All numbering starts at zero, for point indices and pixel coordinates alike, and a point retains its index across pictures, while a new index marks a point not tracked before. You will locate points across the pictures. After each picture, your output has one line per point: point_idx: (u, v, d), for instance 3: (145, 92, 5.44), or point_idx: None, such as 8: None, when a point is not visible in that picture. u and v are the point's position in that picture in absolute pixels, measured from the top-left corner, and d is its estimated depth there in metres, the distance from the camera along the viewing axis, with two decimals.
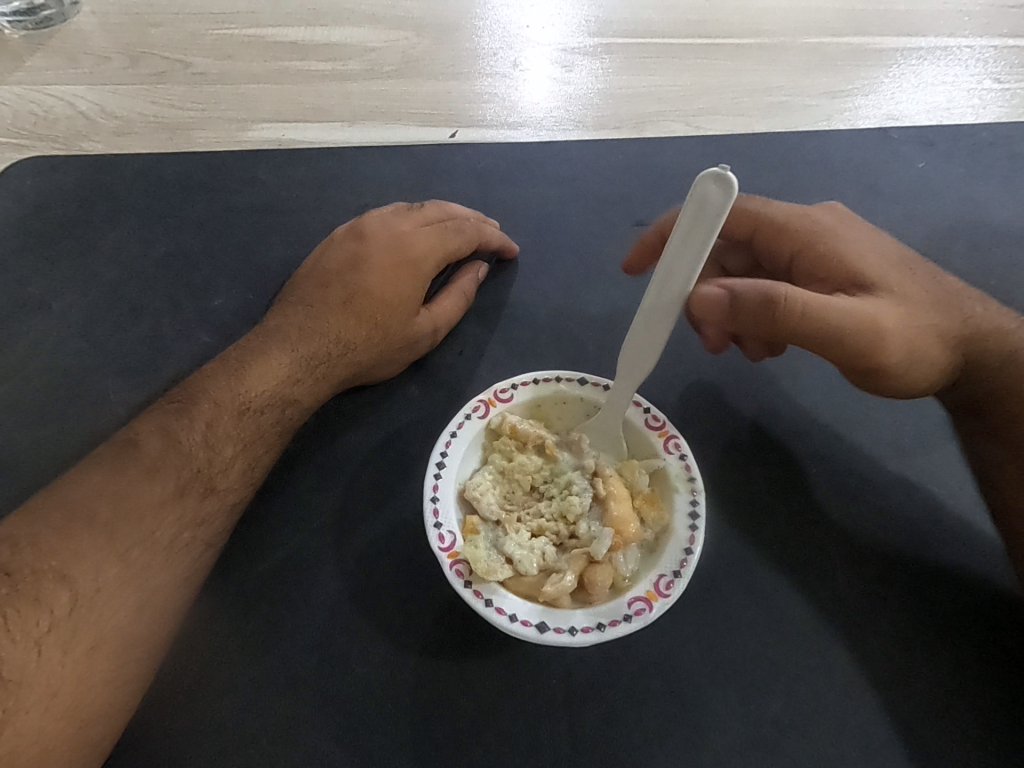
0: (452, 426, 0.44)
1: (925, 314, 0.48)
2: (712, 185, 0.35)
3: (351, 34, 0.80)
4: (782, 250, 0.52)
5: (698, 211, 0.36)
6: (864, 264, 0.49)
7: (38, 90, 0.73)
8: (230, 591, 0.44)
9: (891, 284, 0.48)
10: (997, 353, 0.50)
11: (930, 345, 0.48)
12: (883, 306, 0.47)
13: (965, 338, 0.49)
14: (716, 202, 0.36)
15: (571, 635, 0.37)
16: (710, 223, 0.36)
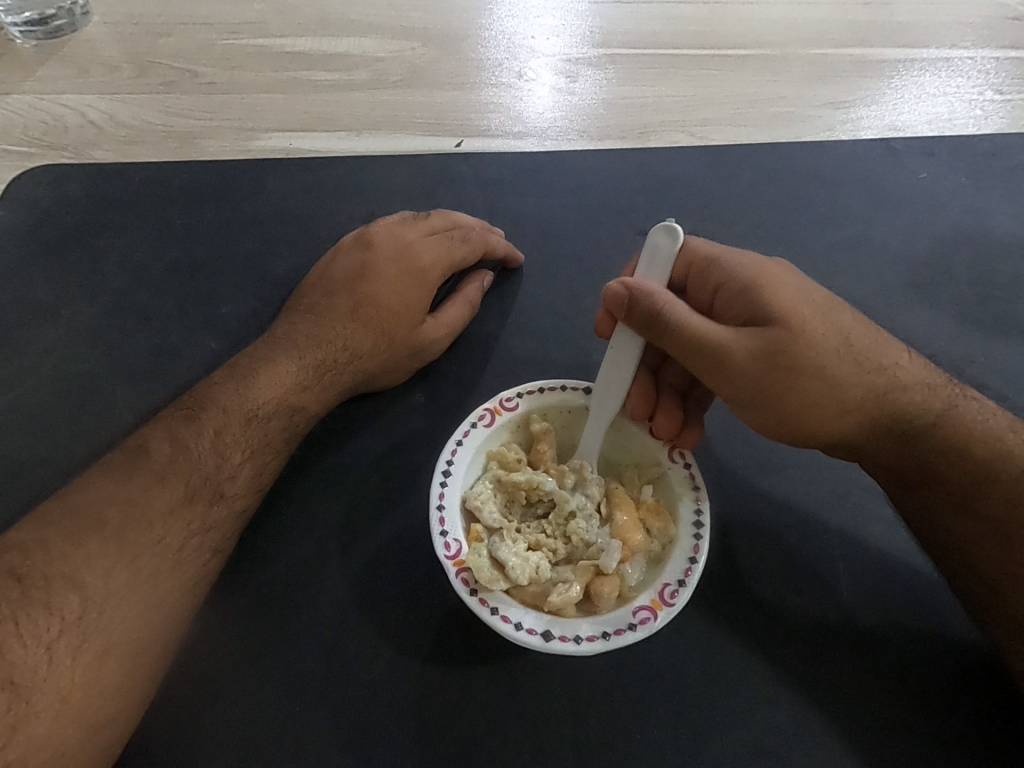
0: (458, 435, 0.45)
1: (831, 362, 0.44)
2: (662, 236, 0.45)
3: (357, 44, 0.81)
4: (705, 283, 0.47)
5: (652, 256, 0.46)
6: (782, 296, 0.44)
7: (48, 100, 0.74)
8: (239, 596, 0.45)
9: (807, 324, 0.44)
10: (930, 410, 0.45)
11: (836, 394, 0.44)
12: (782, 344, 0.43)
13: (886, 393, 0.45)
14: (665, 247, 0.45)
15: (576, 643, 0.37)
16: (663, 265, 0.46)
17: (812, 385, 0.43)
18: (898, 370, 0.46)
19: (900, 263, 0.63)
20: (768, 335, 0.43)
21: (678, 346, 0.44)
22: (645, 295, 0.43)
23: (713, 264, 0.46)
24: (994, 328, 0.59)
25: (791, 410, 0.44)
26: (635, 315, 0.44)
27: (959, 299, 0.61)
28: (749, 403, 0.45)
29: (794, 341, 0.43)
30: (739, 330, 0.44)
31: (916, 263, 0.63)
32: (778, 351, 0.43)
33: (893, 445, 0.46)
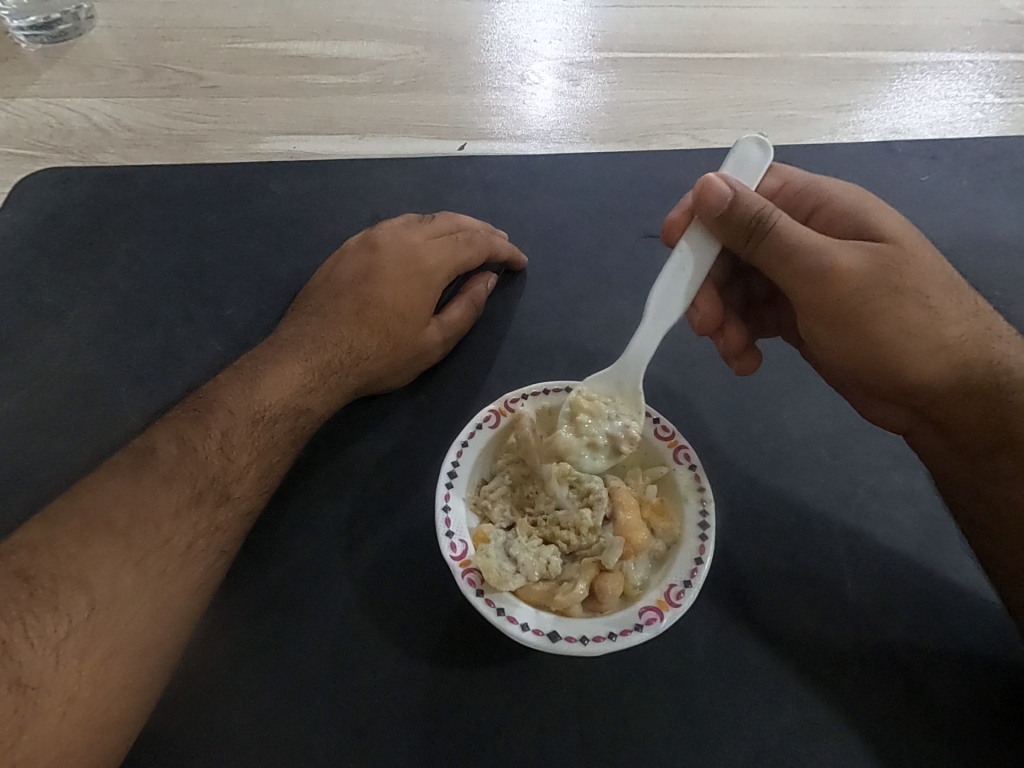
0: (463, 436, 0.45)
1: (937, 292, 0.45)
2: (754, 148, 0.48)
3: (361, 48, 0.81)
4: (803, 203, 0.50)
5: (740, 166, 0.48)
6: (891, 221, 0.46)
7: (53, 104, 0.75)
8: (245, 598, 0.45)
9: (914, 253, 0.46)
10: (1014, 364, 0.46)
11: (934, 328, 0.45)
12: (894, 262, 0.44)
13: (980, 337, 0.46)
14: (754, 160, 0.48)
15: (582, 644, 0.38)
16: (751, 173, 0.48)
17: (917, 308, 0.44)
18: (990, 320, 0.48)
19: None
20: (875, 252, 0.45)
21: (775, 252, 0.45)
22: (750, 195, 0.44)
23: (811, 188, 0.49)
24: None
25: (886, 335, 0.45)
26: (736, 212, 0.44)
27: None
28: (842, 325, 0.45)
29: (901, 259, 0.45)
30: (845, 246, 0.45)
31: None
32: (886, 269, 0.44)
33: (980, 392, 0.46)
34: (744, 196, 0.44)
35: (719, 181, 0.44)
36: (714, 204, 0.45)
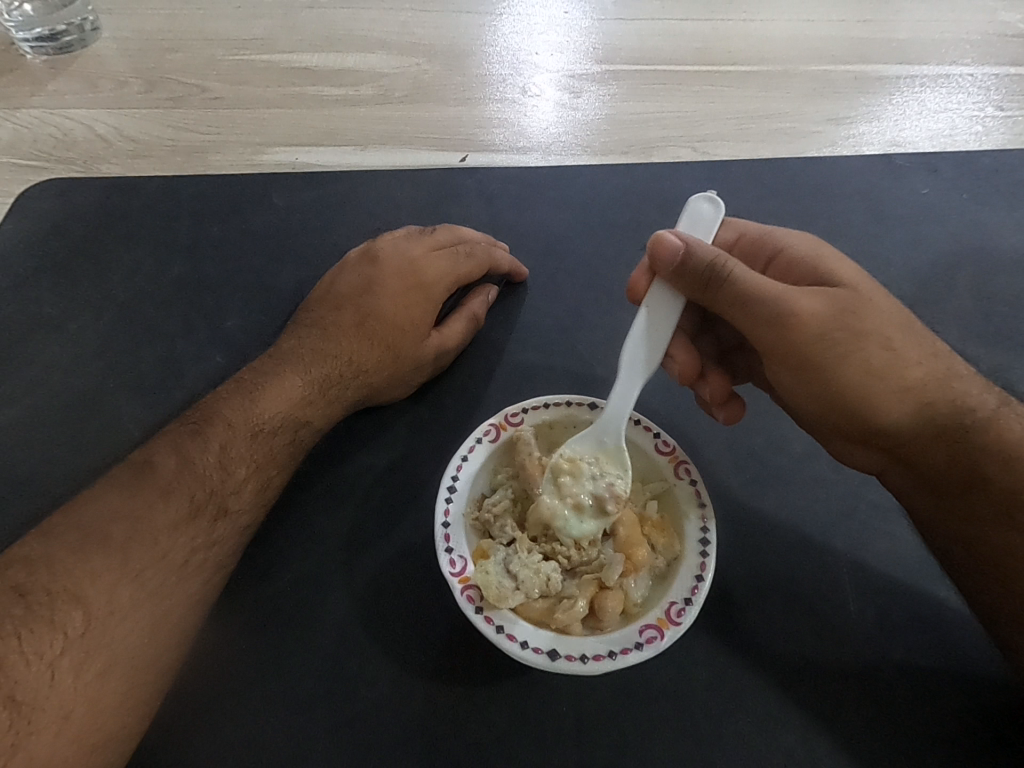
0: (463, 450, 0.45)
1: (895, 334, 0.45)
2: (704, 203, 0.48)
3: (363, 60, 0.82)
4: (760, 252, 0.50)
5: (693, 220, 0.48)
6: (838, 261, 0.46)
7: (57, 115, 0.75)
8: (243, 612, 0.44)
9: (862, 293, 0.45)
10: (985, 410, 0.45)
11: (895, 370, 0.45)
12: (851, 304, 0.44)
13: (944, 381, 0.46)
14: (706, 214, 0.48)
15: (582, 663, 0.37)
16: (704, 228, 0.48)
17: (876, 353, 0.44)
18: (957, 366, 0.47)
19: (902, 279, 0.63)
20: (835, 295, 0.44)
21: (735, 301, 0.44)
22: (704, 250, 0.44)
23: (766, 235, 0.49)
24: (1000, 344, 0.59)
25: (848, 378, 0.44)
26: (690, 269, 0.44)
27: (963, 315, 0.61)
28: (802, 369, 0.44)
29: (859, 302, 0.44)
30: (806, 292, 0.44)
31: (920, 278, 0.64)
32: (842, 313, 0.44)
33: (951, 438, 0.45)
34: (698, 252, 0.44)
35: (672, 237, 0.44)
36: (669, 261, 0.44)
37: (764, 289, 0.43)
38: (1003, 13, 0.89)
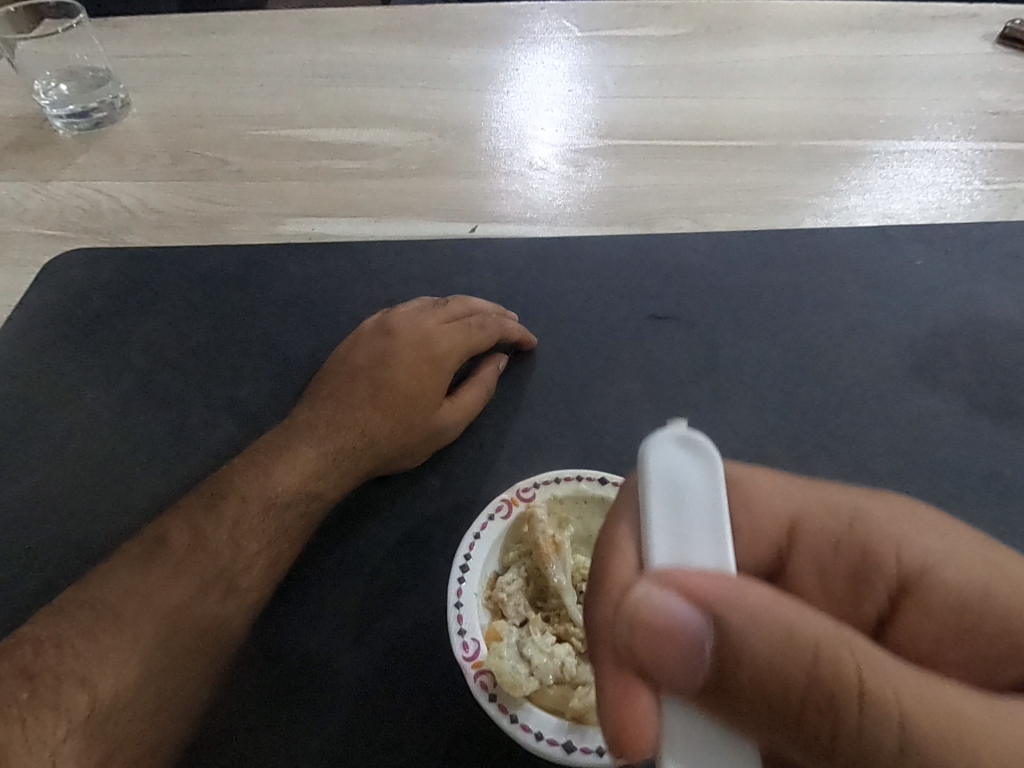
0: (476, 528, 0.45)
1: None
2: (673, 450, 0.33)
3: (378, 135, 0.86)
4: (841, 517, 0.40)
5: (671, 490, 0.32)
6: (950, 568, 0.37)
7: (86, 187, 0.79)
8: (245, 695, 0.43)
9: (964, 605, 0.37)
10: None
11: None
12: None
13: None
14: (689, 479, 0.33)
15: (598, 756, 0.38)
16: (691, 509, 0.32)
17: None
18: None
19: (901, 348, 0.65)
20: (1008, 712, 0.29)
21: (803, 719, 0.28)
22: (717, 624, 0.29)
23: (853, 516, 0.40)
24: (1000, 413, 0.61)
25: None
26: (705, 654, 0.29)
27: (963, 385, 0.62)
28: None
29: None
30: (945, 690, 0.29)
31: (918, 348, 0.65)
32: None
33: None
34: (724, 596, 0.29)
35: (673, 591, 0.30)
36: (682, 646, 0.30)
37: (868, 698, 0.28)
38: (983, 91, 0.94)
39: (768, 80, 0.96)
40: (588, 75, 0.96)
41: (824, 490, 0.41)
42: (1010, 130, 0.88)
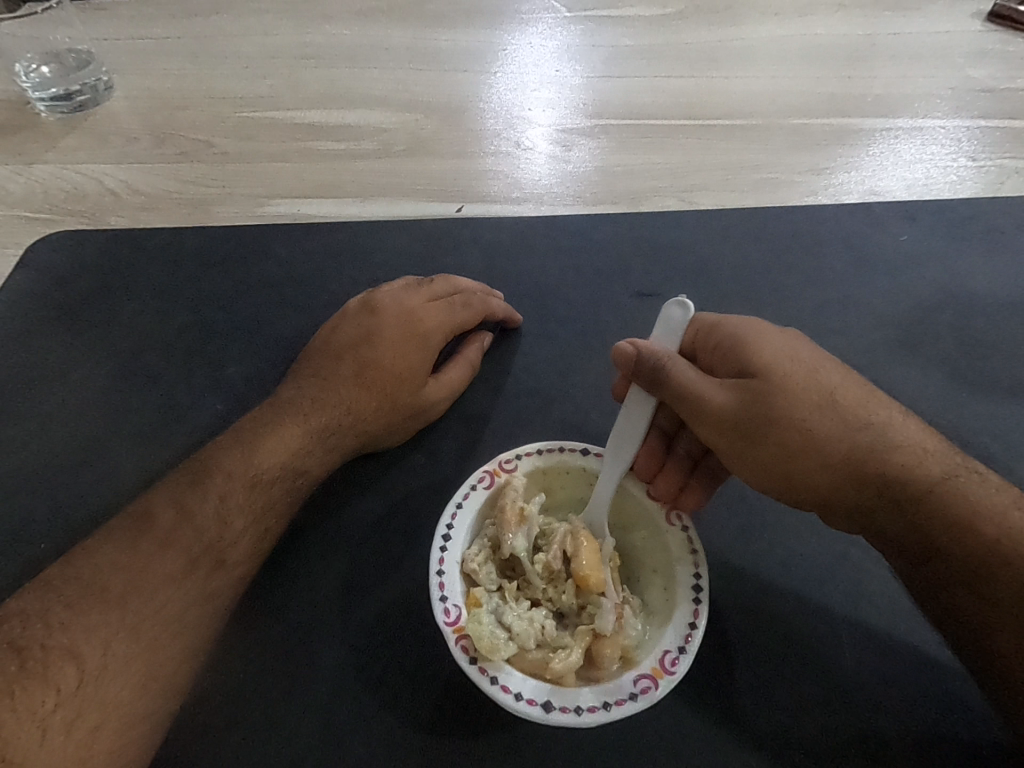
0: (458, 498, 0.46)
1: (826, 428, 0.47)
2: (674, 309, 0.51)
3: (364, 116, 0.86)
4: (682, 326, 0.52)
5: (663, 324, 0.51)
6: (820, 369, 0.49)
7: (68, 169, 0.78)
8: (237, 664, 0.44)
9: (813, 405, 0.47)
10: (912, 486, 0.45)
11: (825, 438, 0.47)
12: (741, 340, 0.49)
13: (844, 406, 0.48)
14: (676, 318, 0.51)
15: (577, 714, 0.39)
16: (675, 332, 0.51)
17: (763, 367, 0.48)
18: (891, 457, 0.46)
19: (882, 324, 0.66)
20: (735, 362, 0.49)
21: (655, 370, 0.48)
22: (649, 349, 0.49)
23: (738, 362, 0.48)
24: (978, 387, 0.61)
25: (761, 369, 0.48)
26: (640, 370, 0.48)
27: (944, 359, 0.63)
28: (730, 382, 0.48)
29: (744, 349, 0.48)
30: (723, 388, 0.48)
31: (899, 324, 0.66)
32: (742, 358, 0.48)
33: (859, 477, 0.46)
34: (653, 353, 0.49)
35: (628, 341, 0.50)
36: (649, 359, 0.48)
37: (686, 373, 0.48)
38: (971, 68, 0.93)
39: (757, 59, 0.95)
40: (576, 56, 0.95)
41: (699, 379, 0.48)
42: (998, 107, 0.88)
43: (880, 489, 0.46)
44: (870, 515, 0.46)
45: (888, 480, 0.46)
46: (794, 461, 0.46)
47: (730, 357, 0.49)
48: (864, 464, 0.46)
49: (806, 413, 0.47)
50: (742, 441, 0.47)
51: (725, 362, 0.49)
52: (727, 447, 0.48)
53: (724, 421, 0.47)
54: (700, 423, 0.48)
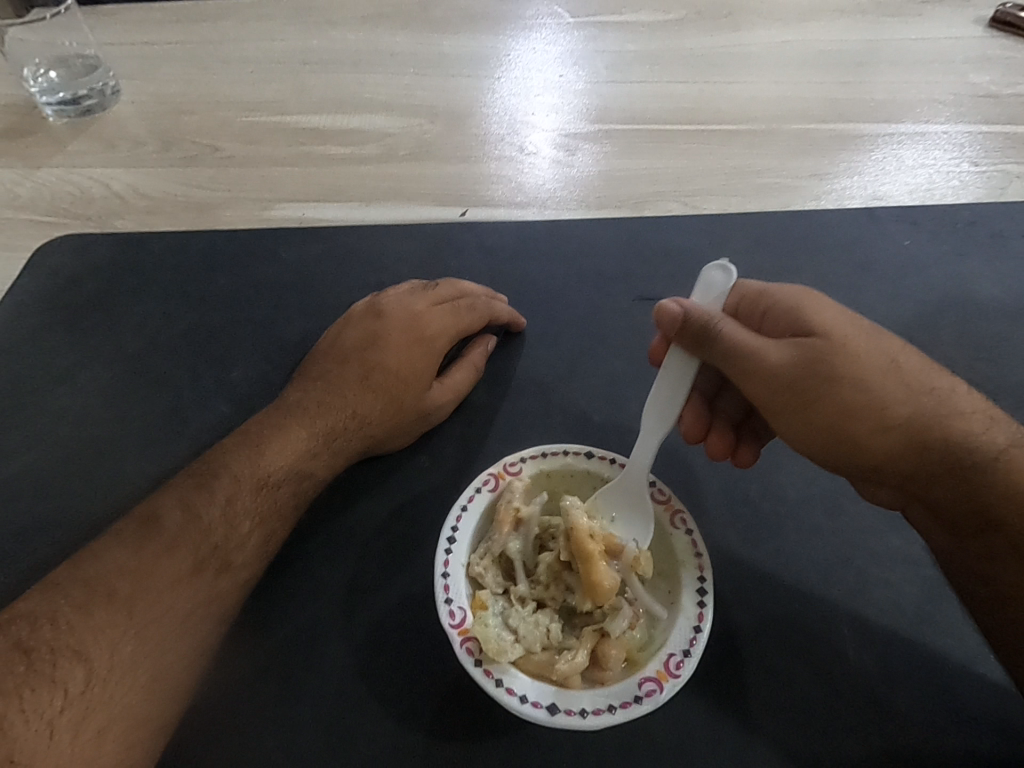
0: (463, 500, 0.47)
1: (885, 391, 0.46)
2: (716, 273, 0.52)
3: (368, 121, 0.86)
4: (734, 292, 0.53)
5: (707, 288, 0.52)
6: (877, 335, 0.49)
7: (75, 173, 0.79)
8: (242, 666, 0.44)
9: (874, 368, 0.47)
10: (964, 452, 0.46)
11: (882, 399, 0.46)
12: (796, 303, 0.49)
13: (900, 372, 0.48)
14: (719, 281, 0.52)
15: (582, 717, 0.39)
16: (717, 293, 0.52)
17: (821, 328, 0.48)
18: (945, 424, 0.46)
19: (885, 328, 0.66)
20: (791, 322, 0.49)
21: (707, 326, 0.48)
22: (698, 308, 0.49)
23: (795, 324, 0.49)
24: (981, 391, 0.61)
25: (819, 330, 0.48)
26: (688, 328, 0.49)
27: (947, 363, 0.63)
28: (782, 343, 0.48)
29: (799, 311, 0.49)
30: (777, 345, 0.48)
31: (902, 328, 0.66)
32: (797, 320, 0.48)
33: (913, 441, 0.46)
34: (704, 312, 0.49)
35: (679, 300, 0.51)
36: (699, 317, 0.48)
37: (738, 331, 0.48)
38: (973, 74, 0.93)
39: (760, 65, 0.95)
40: (579, 61, 0.95)
41: (753, 337, 0.48)
42: (1000, 113, 0.88)
43: (934, 455, 0.46)
44: (922, 485, 0.46)
45: (943, 446, 0.46)
46: (848, 420, 0.46)
47: (785, 319, 0.49)
48: (920, 429, 0.46)
49: (864, 374, 0.46)
50: (795, 402, 0.47)
51: (780, 325, 0.49)
52: (779, 408, 0.47)
53: (781, 379, 0.47)
54: (754, 382, 0.48)
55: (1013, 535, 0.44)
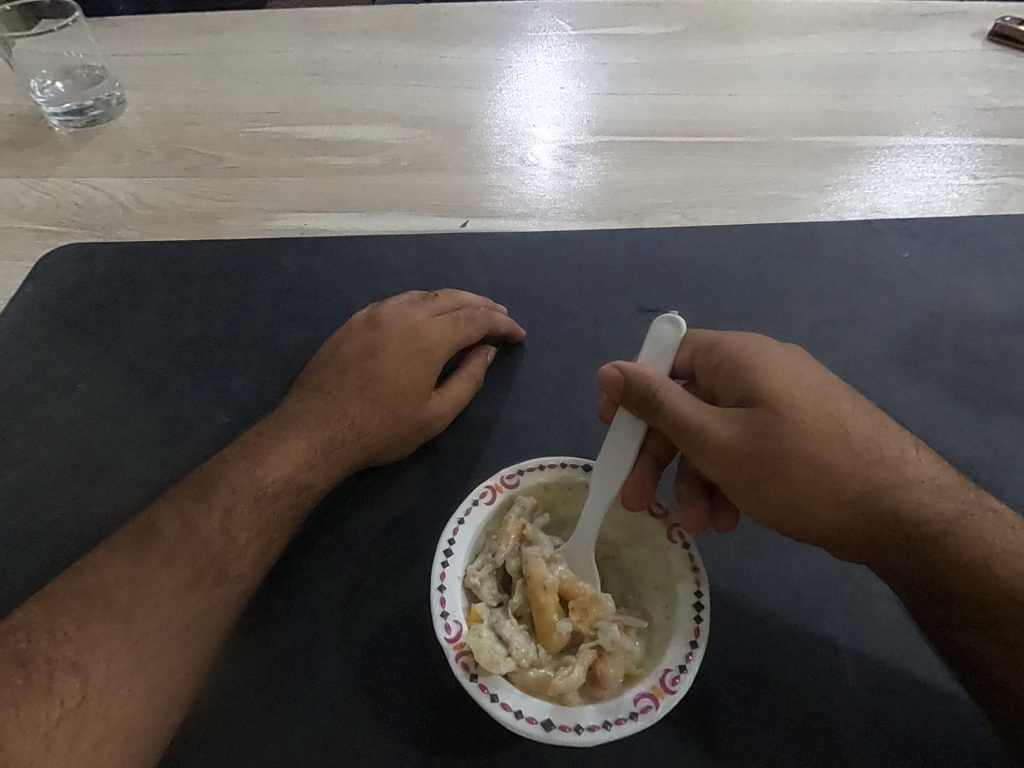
0: (460, 513, 0.47)
1: (834, 458, 0.46)
2: (665, 326, 0.50)
3: (371, 132, 0.87)
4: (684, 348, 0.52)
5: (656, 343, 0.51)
6: (830, 396, 0.48)
7: (80, 183, 0.80)
8: (238, 678, 0.44)
9: (817, 435, 0.46)
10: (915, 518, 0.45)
11: (831, 467, 0.46)
12: (748, 364, 0.48)
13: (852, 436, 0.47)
14: (667, 336, 0.50)
15: (577, 732, 0.39)
16: (664, 349, 0.50)
17: (771, 393, 0.47)
18: (897, 487, 0.46)
19: (883, 341, 0.66)
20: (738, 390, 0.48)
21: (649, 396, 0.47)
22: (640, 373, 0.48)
23: (744, 389, 0.48)
24: (980, 404, 0.62)
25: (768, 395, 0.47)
26: (631, 397, 0.48)
27: (945, 376, 0.64)
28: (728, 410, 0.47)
29: (749, 376, 0.48)
30: (722, 416, 0.47)
31: (900, 341, 0.66)
32: (744, 386, 0.48)
33: (863, 508, 0.46)
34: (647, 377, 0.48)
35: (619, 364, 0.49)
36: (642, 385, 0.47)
37: (683, 399, 0.47)
38: (972, 87, 0.94)
39: (760, 77, 0.96)
40: (581, 73, 0.96)
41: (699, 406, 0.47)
42: (999, 126, 0.89)
43: (884, 519, 0.46)
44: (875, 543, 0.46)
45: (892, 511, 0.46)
46: (796, 488, 0.46)
47: (734, 382, 0.48)
48: (871, 494, 0.46)
49: (814, 440, 0.46)
50: (744, 475, 0.46)
51: (728, 388, 0.49)
52: (727, 479, 0.47)
53: (728, 452, 0.46)
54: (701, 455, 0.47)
55: (955, 599, 0.44)
